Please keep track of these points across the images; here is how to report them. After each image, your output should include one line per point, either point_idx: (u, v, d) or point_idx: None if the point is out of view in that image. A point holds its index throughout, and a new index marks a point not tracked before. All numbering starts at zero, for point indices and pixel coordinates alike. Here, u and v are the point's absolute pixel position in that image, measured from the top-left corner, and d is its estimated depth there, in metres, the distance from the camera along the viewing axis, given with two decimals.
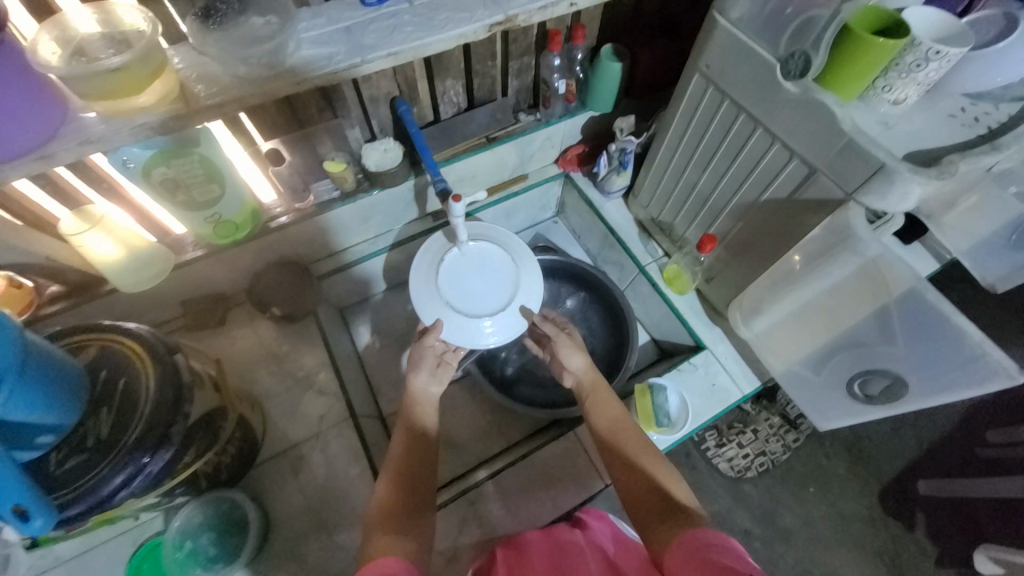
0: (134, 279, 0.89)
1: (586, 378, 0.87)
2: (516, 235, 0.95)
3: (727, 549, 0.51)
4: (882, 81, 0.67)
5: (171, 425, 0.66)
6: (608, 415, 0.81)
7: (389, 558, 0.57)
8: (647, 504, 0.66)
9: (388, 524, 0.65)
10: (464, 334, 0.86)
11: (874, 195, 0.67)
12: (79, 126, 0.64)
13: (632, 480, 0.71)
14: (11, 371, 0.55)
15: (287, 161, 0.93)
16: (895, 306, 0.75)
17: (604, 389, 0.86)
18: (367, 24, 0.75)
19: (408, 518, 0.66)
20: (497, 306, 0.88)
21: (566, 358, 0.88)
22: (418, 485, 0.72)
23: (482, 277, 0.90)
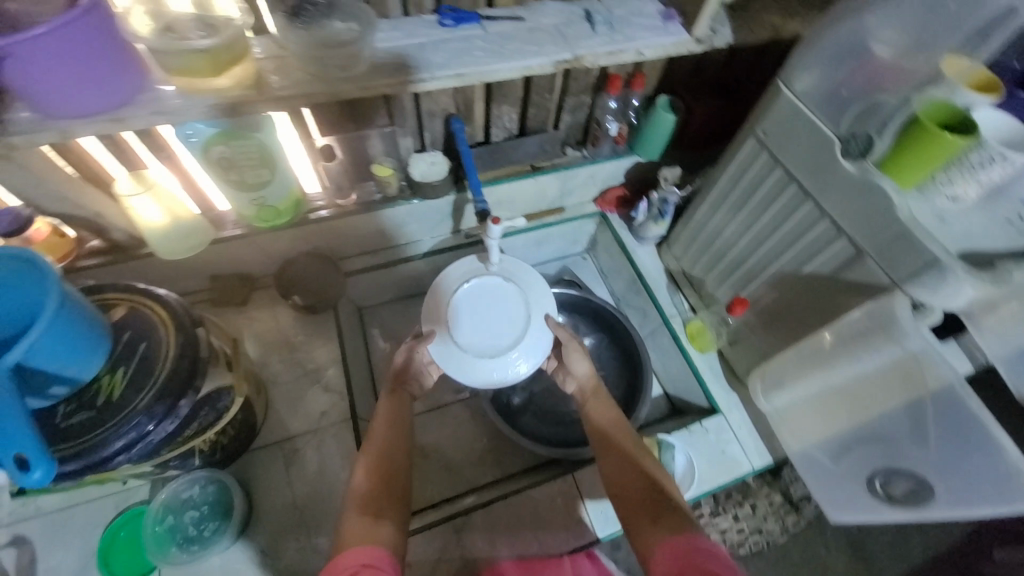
0: (172, 247, 0.92)
1: (587, 383, 0.88)
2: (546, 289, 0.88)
3: (713, 556, 0.56)
4: (944, 175, 0.65)
5: (180, 398, 0.66)
6: (605, 417, 0.83)
7: (362, 547, 0.59)
8: (635, 502, 0.69)
9: (368, 509, 0.67)
10: (456, 366, 0.82)
11: (925, 289, 0.66)
12: (154, 97, 0.67)
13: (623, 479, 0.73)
14: (46, 317, 0.56)
15: (338, 158, 0.97)
16: (930, 399, 0.71)
17: (605, 394, 0.87)
18: (440, 43, 0.78)
19: (386, 501, 0.69)
20: (493, 350, 0.82)
21: (571, 362, 0.89)
22: (397, 475, 0.74)
23: (501, 309, 0.85)
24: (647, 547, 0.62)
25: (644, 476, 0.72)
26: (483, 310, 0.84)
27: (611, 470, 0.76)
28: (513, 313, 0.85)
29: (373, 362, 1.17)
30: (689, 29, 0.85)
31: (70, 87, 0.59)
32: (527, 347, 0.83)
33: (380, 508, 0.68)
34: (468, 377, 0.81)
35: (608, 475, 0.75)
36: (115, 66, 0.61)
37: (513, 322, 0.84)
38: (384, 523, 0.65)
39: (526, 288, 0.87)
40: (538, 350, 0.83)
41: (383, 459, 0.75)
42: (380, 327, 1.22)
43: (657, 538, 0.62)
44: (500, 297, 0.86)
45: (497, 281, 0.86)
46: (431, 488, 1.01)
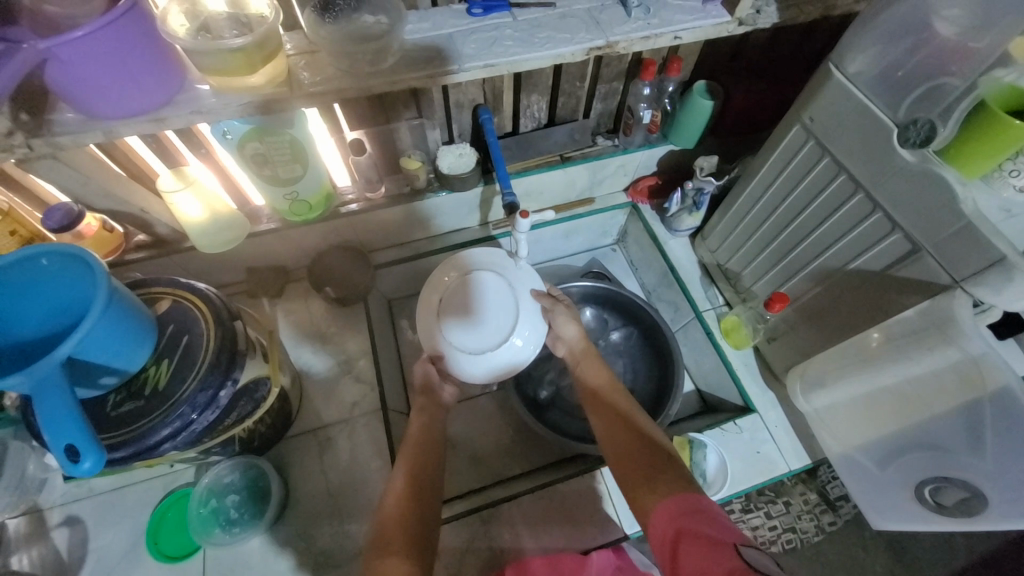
0: (211, 243, 0.95)
1: (577, 345, 0.87)
2: (535, 277, 0.90)
3: (712, 519, 0.56)
4: (1011, 164, 0.61)
5: (220, 388, 0.69)
6: (597, 376, 0.82)
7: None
8: (631, 463, 0.67)
9: (392, 543, 0.65)
10: (460, 363, 0.84)
11: (988, 288, 0.61)
12: (193, 96, 0.68)
13: (618, 440, 0.71)
14: (94, 311, 0.58)
15: (367, 152, 0.95)
16: (991, 401, 0.65)
17: (594, 355, 0.86)
18: (469, 33, 0.76)
19: (415, 529, 0.68)
20: (491, 345, 0.84)
21: (558, 326, 0.88)
22: (427, 502, 0.72)
23: (492, 295, 0.87)
24: (645, 512, 0.61)
25: (637, 437, 0.70)
26: (474, 300, 0.87)
27: (604, 430, 0.74)
28: (506, 293, 0.87)
29: (402, 353, 1.18)
30: (731, 9, 0.80)
31: (113, 90, 0.61)
32: (523, 334, 0.85)
33: (405, 541, 0.66)
34: (473, 371, 0.84)
35: (601, 439, 0.74)
36: (153, 68, 0.62)
37: (508, 301, 0.87)
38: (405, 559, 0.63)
39: (514, 281, 0.89)
40: (534, 336, 0.85)
41: (418, 475, 0.73)
42: (409, 318, 1.24)
43: (654, 501, 0.61)
44: (490, 283, 0.88)
45: (488, 277, 0.88)
46: (459, 479, 1.02)
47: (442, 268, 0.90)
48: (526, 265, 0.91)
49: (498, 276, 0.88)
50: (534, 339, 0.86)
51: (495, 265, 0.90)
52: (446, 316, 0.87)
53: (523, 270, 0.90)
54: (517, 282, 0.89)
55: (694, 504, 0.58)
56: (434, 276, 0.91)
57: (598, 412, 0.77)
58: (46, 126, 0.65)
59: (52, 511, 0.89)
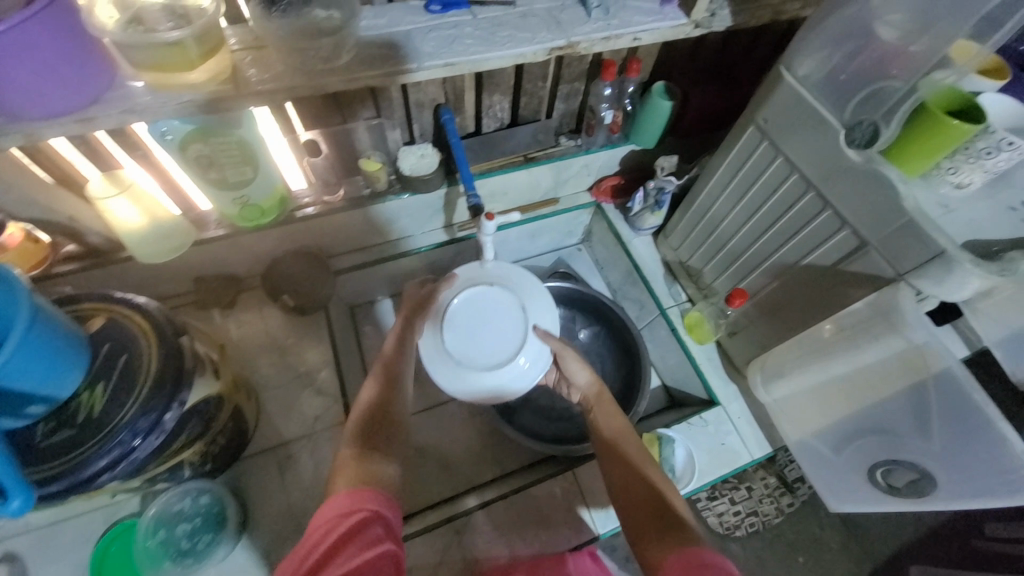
0: (151, 250, 0.88)
1: (591, 391, 0.85)
2: (543, 296, 0.91)
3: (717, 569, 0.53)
4: (947, 162, 0.66)
5: (165, 411, 0.63)
6: (612, 423, 0.79)
7: (351, 491, 0.59)
8: (643, 511, 0.67)
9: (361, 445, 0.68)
10: (458, 381, 0.85)
11: (929, 279, 0.64)
12: (125, 94, 0.62)
13: (631, 483, 0.70)
14: (16, 333, 0.53)
15: (323, 153, 0.95)
16: (934, 381, 0.70)
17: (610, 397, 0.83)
18: (427, 30, 0.74)
19: (384, 437, 0.71)
20: (492, 365, 0.85)
21: (571, 372, 0.87)
22: (395, 412, 0.74)
23: (500, 319, 0.88)
24: (653, 562, 0.59)
25: (648, 484, 0.69)
26: (482, 317, 0.88)
27: (614, 471, 0.73)
28: (516, 321, 0.88)
29: (367, 361, 1.14)
30: (688, 12, 0.81)
31: (32, 88, 0.54)
32: (528, 357, 0.86)
33: (375, 445, 0.69)
34: (470, 390, 0.85)
35: (612, 485, 0.73)
36: (81, 64, 0.56)
37: (517, 329, 0.87)
38: (377, 457, 0.66)
39: (522, 300, 0.90)
40: (539, 360, 0.86)
41: (387, 390, 0.76)
42: (373, 325, 1.20)
43: (663, 553, 0.58)
44: (505, 303, 0.89)
45: (494, 293, 0.89)
46: (430, 488, 1.00)
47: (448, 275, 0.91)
48: (520, 272, 0.93)
49: (512, 296, 0.89)
50: (538, 365, 0.86)
51: (497, 277, 0.91)
52: (448, 332, 0.87)
53: (521, 277, 0.92)
54: (525, 301, 0.90)
55: (707, 556, 0.55)
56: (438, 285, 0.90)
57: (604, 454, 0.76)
58: None
59: None
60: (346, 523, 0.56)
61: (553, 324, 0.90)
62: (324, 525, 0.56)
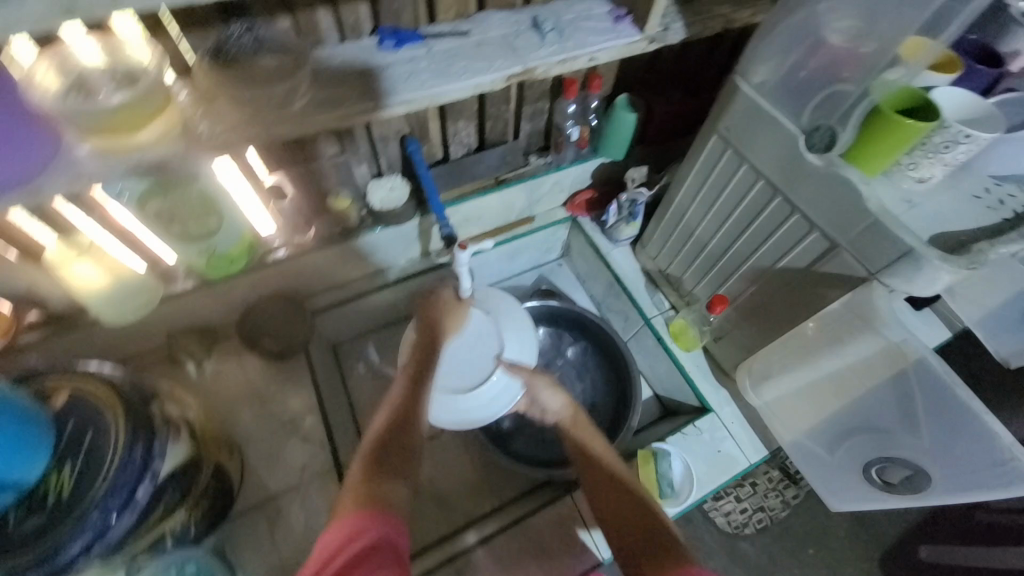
0: (118, 309, 0.87)
1: (565, 414, 0.83)
2: (523, 326, 0.90)
3: None
4: (907, 159, 0.67)
5: (137, 485, 0.61)
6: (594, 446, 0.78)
7: (358, 514, 0.58)
8: (628, 533, 0.66)
9: (372, 466, 0.66)
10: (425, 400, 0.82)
11: (900, 277, 0.65)
12: (71, 160, 0.59)
13: (613, 501, 0.71)
14: None
15: (289, 196, 0.93)
16: (913, 369, 0.72)
17: (585, 419, 0.82)
18: (382, 67, 0.73)
19: (398, 454, 0.68)
20: (463, 389, 0.82)
21: (543, 398, 0.84)
22: (412, 428, 0.71)
23: (479, 341, 0.85)
24: None
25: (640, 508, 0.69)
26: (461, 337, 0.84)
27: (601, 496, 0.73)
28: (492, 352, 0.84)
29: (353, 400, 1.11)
30: (641, 28, 0.82)
31: None
32: (500, 388, 0.83)
33: (388, 462, 0.67)
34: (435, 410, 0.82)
35: (597, 507, 0.73)
36: (18, 133, 0.54)
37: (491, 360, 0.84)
38: (385, 480, 0.64)
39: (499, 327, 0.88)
40: (509, 394, 0.83)
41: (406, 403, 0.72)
42: (358, 362, 1.17)
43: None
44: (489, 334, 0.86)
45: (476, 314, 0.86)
46: (427, 527, 0.97)
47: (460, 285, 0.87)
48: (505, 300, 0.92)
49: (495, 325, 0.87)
50: (507, 397, 0.84)
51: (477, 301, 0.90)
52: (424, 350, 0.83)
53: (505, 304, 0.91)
54: (504, 329, 0.88)
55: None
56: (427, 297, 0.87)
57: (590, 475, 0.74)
58: None
59: None
60: (351, 548, 0.54)
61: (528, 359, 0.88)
62: (329, 549, 0.55)
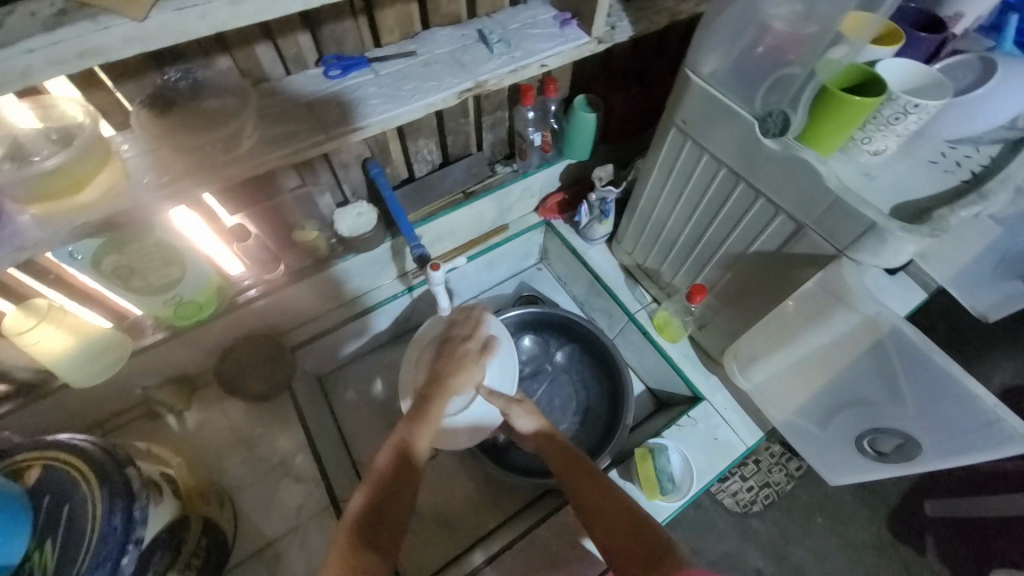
0: (85, 372, 0.81)
1: (540, 433, 0.82)
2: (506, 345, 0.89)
3: None
4: (861, 133, 0.68)
5: (121, 555, 0.58)
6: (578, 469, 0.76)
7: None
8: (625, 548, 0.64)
9: (358, 532, 0.62)
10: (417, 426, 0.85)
11: (867, 252, 0.66)
12: (12, 231, 0.57)
13: (602, 519, 0.69)
14: None
15: (253, 235, 0.88)
16: (889, 339, 0.72)
17: (560, 440, 0.80)
18: (331, 96, 0.72)
19: (384, 522, 0.64)
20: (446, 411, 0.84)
21: (515, 421, 0.82)
22: (404, 494, 0.68)
23: None
24: None
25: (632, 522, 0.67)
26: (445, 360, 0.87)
27: (591, 514, 0.71)
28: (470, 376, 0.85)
29: (345, 431, 1.09)
30: (588, 30, 0.82)
31: None
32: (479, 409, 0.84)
33: (373, 531, 0.63)
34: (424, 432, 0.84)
35: (589, 525, 0.71)
36: None
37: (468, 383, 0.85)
38: (371, 550, 0.61)
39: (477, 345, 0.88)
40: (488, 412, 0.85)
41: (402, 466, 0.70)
42: (346, 391, 1.15)
43: None
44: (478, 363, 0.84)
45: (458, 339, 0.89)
46: (433, 551, 0.96)
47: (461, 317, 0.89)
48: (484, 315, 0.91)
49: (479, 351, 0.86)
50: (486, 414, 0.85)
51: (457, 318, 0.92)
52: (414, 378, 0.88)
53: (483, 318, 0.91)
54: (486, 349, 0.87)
55: None
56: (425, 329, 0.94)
57: (582, 493, 0.73)
58: None
59: None
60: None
61: (508, 389, 0.87)
62: None
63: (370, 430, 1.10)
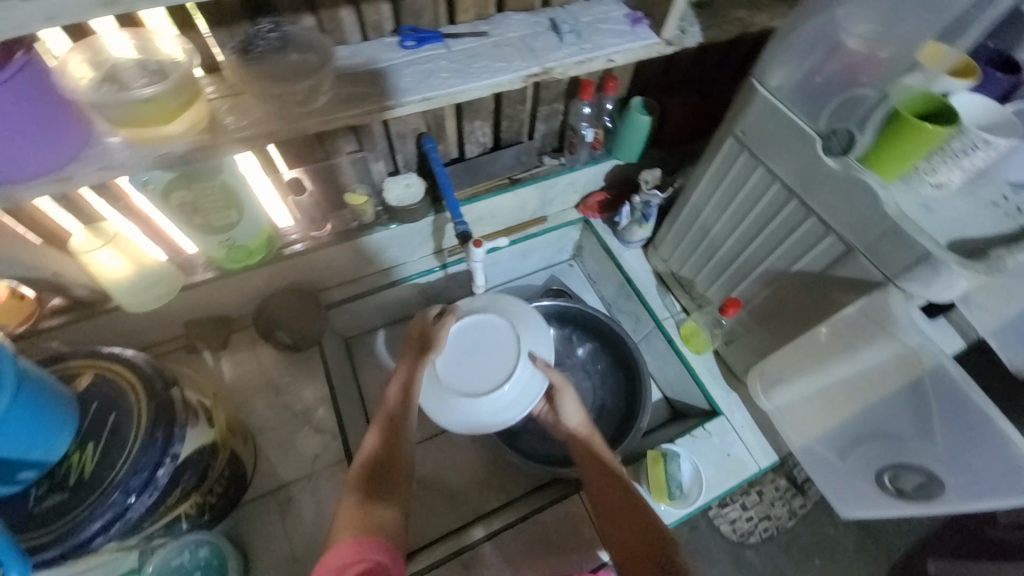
0: (140, 299, 0.87)
1: (581, 428, 0.86)
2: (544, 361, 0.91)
3: None
4: (926, 164, 0.66)
5: (157, 467, 0.62)
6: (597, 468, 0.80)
7: (353, 540, 0.57)
8: (641, 557, 0.68)
9: (366, 491, 0.66)
10: (438, 402, 0.88)
11: (917, 282, 0.65)
12: (102, 150, 0.63)
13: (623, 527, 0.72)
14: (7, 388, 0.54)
15: (309, 190, 0.93)
16: (929, 376, 0.71)
17: (599, 439, 0.85)
18: (403, 65, 0.75)
19: (386, 483, 0.69)
20: (469, 395, 0.88)
21: (563, 407, 0.87)
22: (401, 447, 0.74)
23: (493, 353, 0.91)
24: None
25: (626, 496, 0.75)
26: (482, 347, 0.92)
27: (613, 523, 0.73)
28: (503, 370, 0.89)
29: (363, 394, 1.13)
30: (658, 31, 0.82)
31: (7, 149, 0.55)
32: (496, 407, 0.87)
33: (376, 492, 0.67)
34: (442, 408, 0.88)
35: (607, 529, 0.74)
36: (58, 122, 0.57)
37: (500, 376, 0.89)
38: (377, 506, 0.64)
39: (518, 348, 0.91)
40: (501, 415, 0.87)
41: (395, 427, 0.76)
42: (369, 355, 1.19)
43: None
44: (497, 334, 0.93)
45: (504, 331, 0.93)
46: (434, 522, 0.98)
47: (518, 309, 0.96)
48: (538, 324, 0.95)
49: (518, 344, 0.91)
50: (499, 418, 0.87)
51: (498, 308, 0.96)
52: (452, 356, 0.91)
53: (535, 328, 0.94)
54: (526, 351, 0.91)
55: None
56: (471, 300, 0.97)
57: (607, 493, 0.77)
58: None
59: None
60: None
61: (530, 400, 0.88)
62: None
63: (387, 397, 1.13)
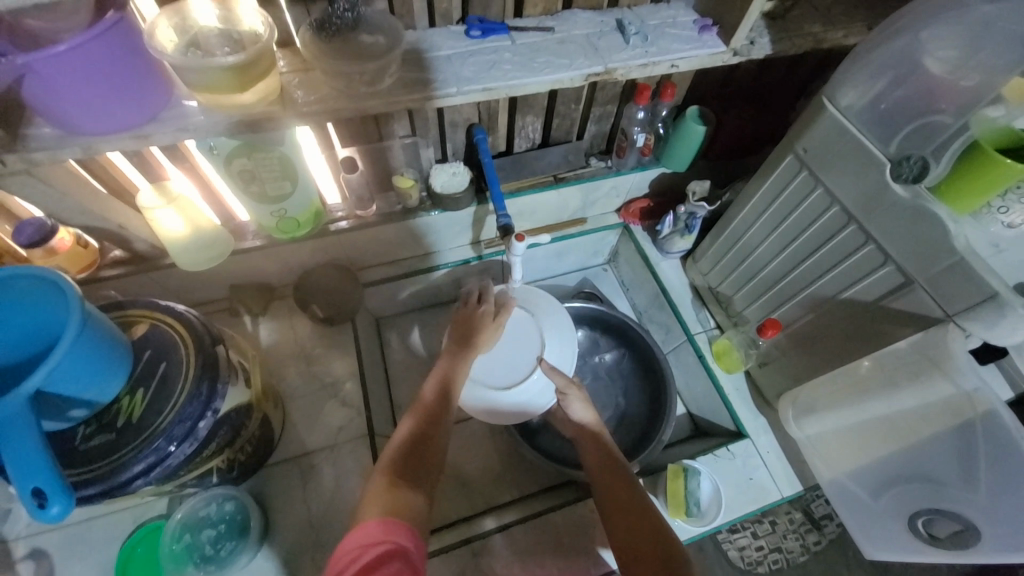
0: (191, 257, 0.90)
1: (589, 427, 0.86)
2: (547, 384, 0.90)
3: None
4: (999, 201, 0.64)
5: (199, 419, 0.66)
6: (602, 462, 0.80)
7: (369, 528, 0.56)
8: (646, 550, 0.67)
9: (394, 478, 0.65)
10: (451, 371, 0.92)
11: (980, 322, 0.62)
12: (180, 113, 0.66)
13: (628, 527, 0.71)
14: (72, 328, 0.57)
15: (360, 170, 0.93)
16: (981, 423, 0.67)
17: (602, 434, 0.85)
18: (467, 54, 0.75)
19: (420, 469, 0.68)
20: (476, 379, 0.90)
21: (570, 409, 0.87)
22: (436, 440, 0.73)
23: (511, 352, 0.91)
24: None
25: (631, 496, 0.74)
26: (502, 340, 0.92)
27: (617, 521, 0.72)
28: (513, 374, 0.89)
29: (389, 374, 1.15)
30: (726, 41, 0.81)
31: (94, 103, 0.58)
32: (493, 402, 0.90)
33: (408, 476, 0.66)
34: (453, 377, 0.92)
35: (610, 525, 0.73)
36: (141, 80, 0.60)
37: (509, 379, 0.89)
38: (406, 491, 0.63)
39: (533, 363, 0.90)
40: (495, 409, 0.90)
41: (432, 417, 0.75)
42: (397, 338, 1.21)
43: None
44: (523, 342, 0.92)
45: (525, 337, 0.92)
46: (445, 507, 0.99)
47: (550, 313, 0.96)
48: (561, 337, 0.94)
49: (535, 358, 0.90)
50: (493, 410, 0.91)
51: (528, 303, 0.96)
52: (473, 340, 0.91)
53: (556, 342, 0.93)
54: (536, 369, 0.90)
55: None
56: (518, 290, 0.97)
57: (612, 492, 0.76)
58: (20, 142, 0.62)
59: (12, 544, 0.83)
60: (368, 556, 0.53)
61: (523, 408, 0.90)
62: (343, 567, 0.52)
63: (411, 379, 1.14)
